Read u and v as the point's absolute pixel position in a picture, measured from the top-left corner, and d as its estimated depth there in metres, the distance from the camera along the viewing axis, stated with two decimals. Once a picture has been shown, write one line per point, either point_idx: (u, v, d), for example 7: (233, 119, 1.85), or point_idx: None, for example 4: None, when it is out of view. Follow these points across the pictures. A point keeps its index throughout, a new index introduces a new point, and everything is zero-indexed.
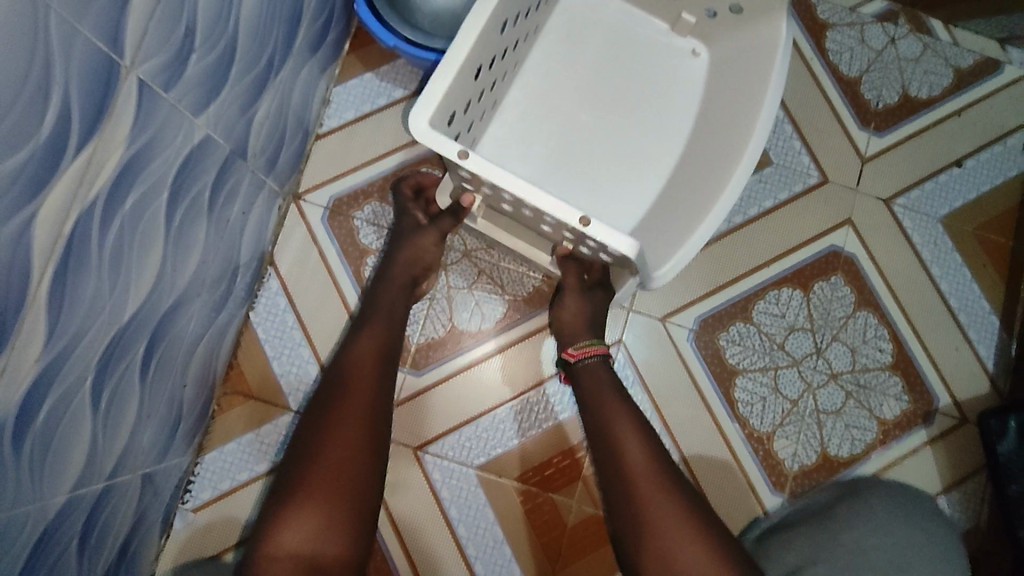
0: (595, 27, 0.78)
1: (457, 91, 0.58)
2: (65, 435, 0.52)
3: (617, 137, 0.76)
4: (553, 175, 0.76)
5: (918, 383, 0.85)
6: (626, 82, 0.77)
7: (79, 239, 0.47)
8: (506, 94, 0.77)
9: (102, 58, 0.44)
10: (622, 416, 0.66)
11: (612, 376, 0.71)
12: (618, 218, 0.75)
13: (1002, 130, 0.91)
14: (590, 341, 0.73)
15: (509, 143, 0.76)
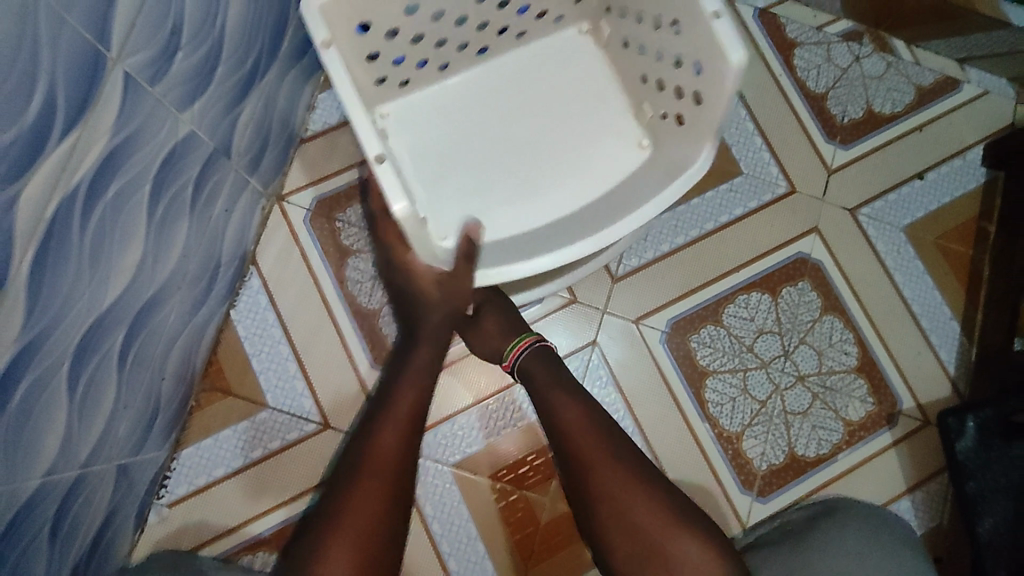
0: (570, 58, 0.79)
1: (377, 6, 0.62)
2: (40, 418, 0.52)
3: (509, 169, 0.77)
4: (427, 174, 0.76)
5: (882, 386, 0.87)
6: (568, 119, 0.78)
7: (62, 223, 0.48)
8: (455, 92, 0.78)
9: (90, 50, 0.46)
10: (583, 414, 0.65)
11: (549, 363, 0.71)
12: (470, 227, 0.75)
13: (962, 145, 0.95)
14: (514, 340, 0.73)
15: (422, 124, 0.78)
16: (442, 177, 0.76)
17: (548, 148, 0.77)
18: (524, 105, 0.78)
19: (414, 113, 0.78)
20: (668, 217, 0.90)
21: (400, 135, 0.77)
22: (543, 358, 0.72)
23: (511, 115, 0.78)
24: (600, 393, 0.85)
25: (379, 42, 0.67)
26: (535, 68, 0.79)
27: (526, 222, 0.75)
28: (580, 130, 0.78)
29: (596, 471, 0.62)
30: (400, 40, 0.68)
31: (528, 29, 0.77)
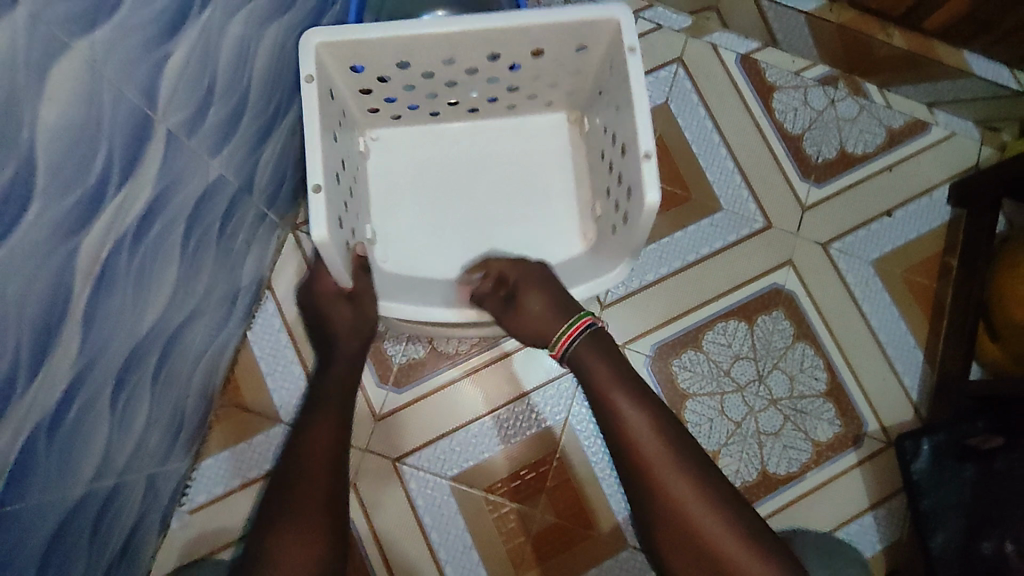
0: (545, 138, 0.86)
1: (371, 54, 0.70)
2: (84, 435, 0.59)
3: (450, 217, 0.84)
4: (381, 196, 0.84)
5: (849, 409, 0.94)
6: (518, 187, 0.85)
7: (111, 266, 0.55)
8: (433, 136, 0.86)
9: (144, 117, 0.53)
10: (632, 414, 0.61)
11: (605, 352, 0.65)
12: (402, 255, 0.83)
13: (928, 184, 1.02)
14: (568, 322, 0.67)
15: (396, 157, 0.85)
16: (396, 207, 0.84)
17: (491, 205, 0.85)
18: (493, 170, 0.85)
19: (393, 148, 0.85)
20: (653, 249, 0.97)
21: (377, 159, 0.85)
22: (597, 347, 0.65)
23: (478, 175, 0.85)
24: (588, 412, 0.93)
25: (371, 82, 0.75)
26: (522, 139, 0.86)
27: (441, 270, 0.83)
28: (523, 211, 0.84)
29: (664, 488, 0.58)
30: (391, 84, 0.76)
31: (518, 103, 0.84)
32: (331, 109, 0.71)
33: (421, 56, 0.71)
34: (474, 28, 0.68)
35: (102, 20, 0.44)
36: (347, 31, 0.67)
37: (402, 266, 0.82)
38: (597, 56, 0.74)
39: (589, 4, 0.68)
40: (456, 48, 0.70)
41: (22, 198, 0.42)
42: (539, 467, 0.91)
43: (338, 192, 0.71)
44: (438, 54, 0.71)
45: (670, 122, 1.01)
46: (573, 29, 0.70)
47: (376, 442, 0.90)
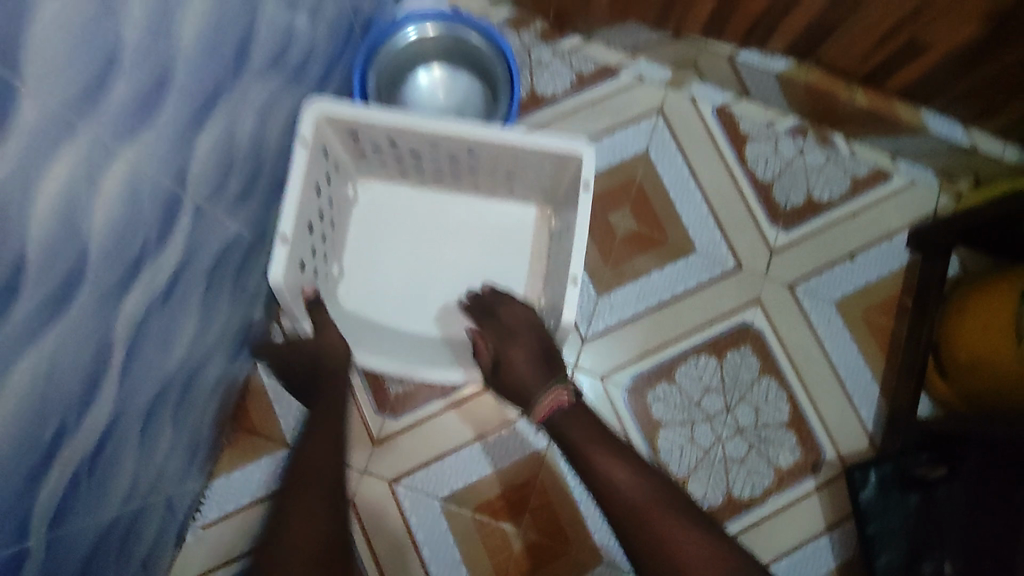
0: (510, 229, 0.95)
1: (365, 127, 0.79)
2: (116, 467, 0.67)
3: (406, 271, 0.93)
4: (358, 241, 0.94)
5: (810, 439, 1.03)
6: (475, 259, 0.94)
7: (143, 323, 0.63)
8: (412, 198, 0.95)
9: (174, 196, 0.61)
10: (605, 456, 0.73)
11: (578, 413, 0.77)
12: (357, 294, 0.92)
13: (888, 230, 1.10)
14: (546, 391, 0.78)
15: (374, 212, 0.95)
16: (363, 254, 0.93)
17: (444, 268, 0.94)
18: (458, 240, 0.94)
19: (374, 205, 0.95)
20: (632, 287, 1.05)
21: (364, 208, 0.95)
22: (574, 413, 0.77)
23: (444, 242, 0.94)
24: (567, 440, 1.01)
25: (364, 143, 0.84)
26: (492, 217, 0.95)
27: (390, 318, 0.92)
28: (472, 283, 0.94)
29: (634, 510, 0.69)
30: (383, 149, 0.85)
31: (492, 187, 0.92)
32: (320, 167, 0.80)
33: (407, 137, 0.80)
34: (451, 131, 0.77)
35: (143, 126, 0.52)
36: (347, 108, 0.77)
37: (356, 305, 0.92)
38: (562, 174, 0.84)
39: (560, 135, 0.78)
40: (436, 139, 0.80)
41: (76, 279, 0.50)
42: (523, 488, 0.99)
43: (308, 240, 0.79)
44: (423, 139, 0.80)
45: (649, 169, 1.08)
46: (542, 152, 0.80)
47: (373, 464, 0.98)
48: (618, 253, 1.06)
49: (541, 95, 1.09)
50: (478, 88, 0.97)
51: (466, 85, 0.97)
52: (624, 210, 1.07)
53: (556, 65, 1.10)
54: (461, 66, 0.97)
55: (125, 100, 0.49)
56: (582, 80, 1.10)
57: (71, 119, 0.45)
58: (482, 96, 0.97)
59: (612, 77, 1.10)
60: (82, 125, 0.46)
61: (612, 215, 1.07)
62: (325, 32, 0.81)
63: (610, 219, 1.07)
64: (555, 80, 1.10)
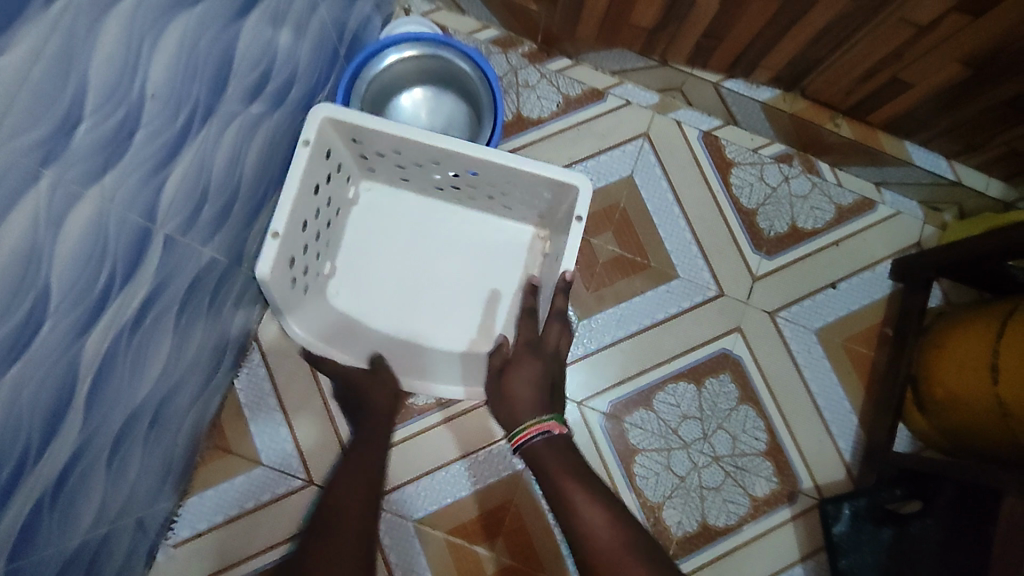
0: (499, 252, 0.94)
1: (373, 138, 0.79)
2: (82, 495, 0.67)
3: (394, 281, 0.93)
4: (351, 244, 0.93)
5: (786, 468, 1.03)
6: (462, 279, 0.94)
7: (111, 356, 0.63)
8: (409, 207, 0.95)
9: (143, 231, 0.61)
10: (583, 498, 0.66)
11: (559, 452, 0.71)
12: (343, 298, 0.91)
13: (873, 259, 1.10)
14: (539, 418, 0.73)
15: (373, 216, 0.94)
16: (356, 259, 0.93)
17: (432, 283, 0.94)
18: (451, 251, 0.94)
19: (370, 209, 0.94)
20: (614, 312, 1.05)
21: (362, 210, 0.94)
22: (554, 448, 0.72)
23: (436, 255, 0.94)
24: None
25: (369, 151, 0.84)
26: (485, 232, 0.95)
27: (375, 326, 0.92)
28: (456, 303, 0.93)
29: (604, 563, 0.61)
30: (387, 159, 0.85)
31: (491, 206, 0.93)
32: (321, 170, 0.79)
33: (412, 150, 0.80)
34: (458, 149, 0.77)
35: (110, 168, 0.53)
36: (354, 116, 0.76)
37: (342, 307, 0.91)
38: (561, 205, 0.84)
39: (562, 167, 0.78)
40: (441, 156, 0.80)
41: (38, 322, 0.50)
42: (498, 512, 0.99)
43: (301, 239, 0.78)
44: (428, 154, 0.81)
45: (634, 193, 1.08)
46: (543, 180, 0.80)
47: None
48: (600, 277, 1.05)
49: (527, 117, 1.09)
50: (462, 110, 0.96)
51: (452, 107, 0.97)
52: (606, 234, 1.07)
53: (543, 86, 1.10)
54: (446, 89, 0.97)
55: (91, 145, 0.50)
56: (569, 102, 1.09)
57: (32, 170, 0.45)
58: (467, 117, 0.96)
59: (599, 99, 1.10)
60: (44, 173, 0.46)
61: (595, 239, 1.06)
62: (308, 56, 0.81)
63: (593, 243, 1.06)
64: (542, 101, 1.09)
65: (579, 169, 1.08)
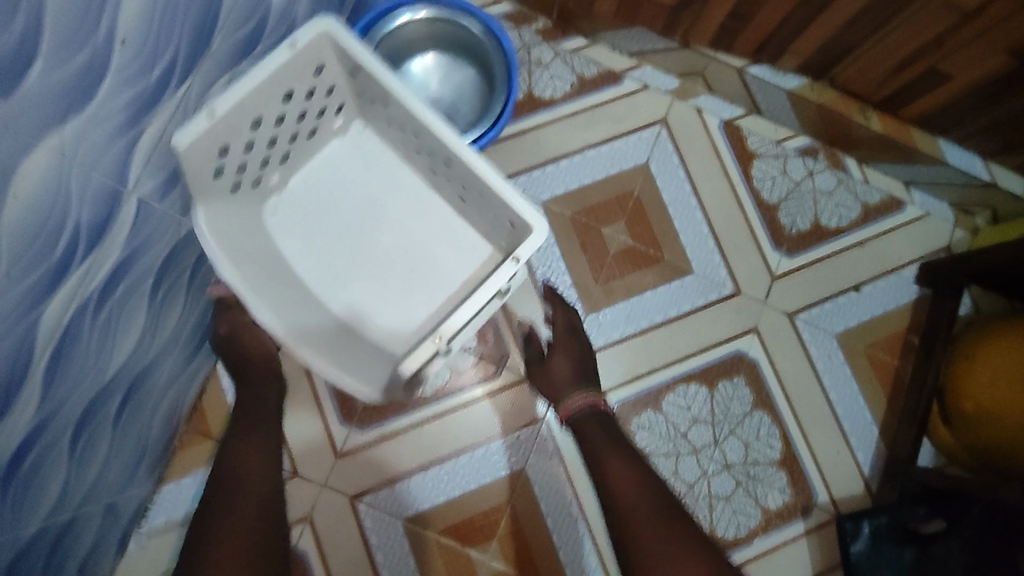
0: (452, 252, 0.83)
1: (369, 79, 0.71)
2: (42, 478, 0.62)
3: (345, 237, 0.82)
4: (315, 173, 0.83)
5: (801, 479, 0.97)
6: (402, 270, 0.82)
7: (75, 326, 0.57)
8: (384, 168, 0.84)
9: (111, 189, 0.55)
10: (618, 460, 0.74)
11: (603, 429, 0.79)
12: (284, 228, 0.81)
13: (898, 262, 1.04)
14: (581, 395, 0.81)
15: (352, 163, 0.84)
16: (321, 200, 0.82)
17: (381, 256, 0.82)
18: (405, 230, 0.83)
19: (351, 151, 0.84)
20: (624, 307, 0.99)
21: (343, 144, 0.84)
22: (602, 425, 0.79)
23: (382, 225, 0.83)
24: (547, 466, 0.94)
25: (362, 88, 0.75)
26: (445, 225, 0.83)
27: (296, 269, 0.80)
28: (394, 289, 0.82)
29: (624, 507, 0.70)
30: (377, 106, 0.76)
31: (461, 206, 0.82)
32: (303, 82, 0.70)
33: (398, 108, 0.71)
34: (434, 126, 0.68)
35: (71, 117, 0.48)
36: (357, 46, 0.68)
37: (279, 237, 0.80)
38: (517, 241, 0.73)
39: (526, 201, 0.68)
40: (418, 124, 0.71)
41: None
42: (493, 514, 0.93)
43: (248, 136, 0.69)
44: (408, 116, 0.71)
45: (649, 182, 1.03)
46: (508, 208, 0.69)
47: (334, 478, 0.92)
48: (610, 269, 1.00)
49: (539, 97, 1.04)
50: (473, 77, 0.92)
51: (463, 77, 0.93)
52: (619, 223, 1.01)
53: (557, 66, 1.04)
54: (461, 56, 0.92)
55: (48, 90, 0.45)
56: (584, 83, 1.04)
57: None
58: (479, 91, 0.92)
59: (617, 82, 1.04)
60: None
61: (606, 228, 1.01)
62: (304, 18, 0.76)
63: (603, 233, 1.01)
64: (555, 81, 1.04)
65: (591, 154, 1.03)
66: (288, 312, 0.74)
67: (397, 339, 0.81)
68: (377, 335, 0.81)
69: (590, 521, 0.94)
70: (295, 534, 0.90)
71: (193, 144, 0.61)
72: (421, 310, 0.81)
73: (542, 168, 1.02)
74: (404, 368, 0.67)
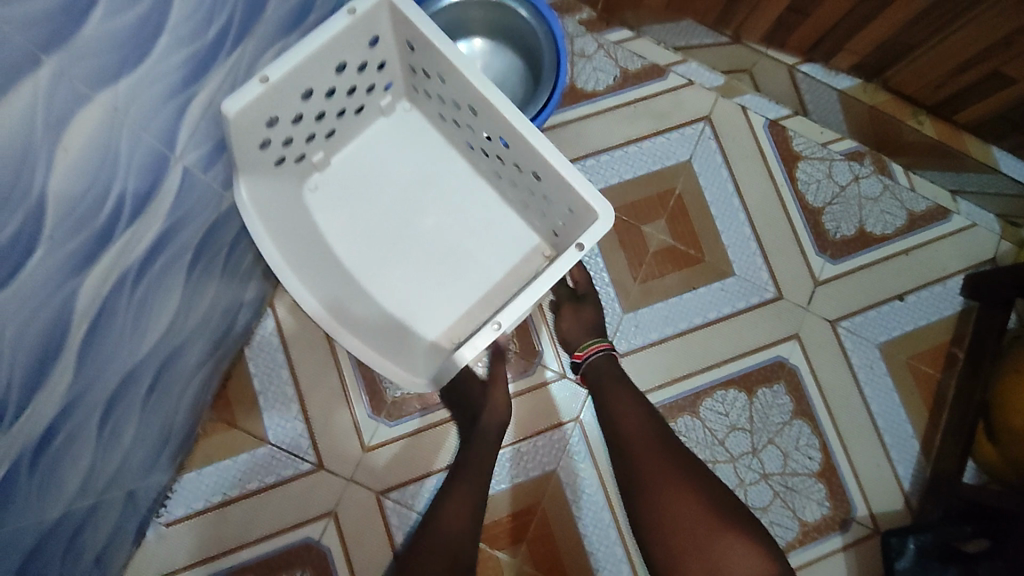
0: (494, 239, 0.80)
1: (425, 53, 0.68)
2: (67, 460, 0.58)
3: (386, 222, 0.79)
4: (358, 153, 0.80)
5: (839, 492, 0.94)
6: (443, 258, 0.79)
7: (113, 300, 0.54)
8: (430, 151, 0.81)
9: (159, 155, 0.53)
10: (624, 395, 0.78)
11: (615, 368, 0.83)
12: (324, 210, 0.78)
13: (944, 272, 1.01)
14: (588, 342, 0.85)
15: (397, 145, 0.81)
16: (364, 182, 0.80)
17: (422, 242, 0.79)
18: (449, 216, 0.80)
19: (396, 132, 0.81)
20: (661, 307, 0.96)
21: (389, 124, 0.81)
22: (612, 363, 0.83)
23: (424, 210, 0.80)
24: (581, 469, 0.91)
25: (414, 61, 0.72)
26: (490, 211, 0.81)
27: (337, 250, 0.78)
28: (437, 277, 0.79)
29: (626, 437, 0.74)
30: (428, 82, 0.73)
31: (509, 193, 0.79)
32: (356, 53, 0.67)
33: (454, 83, 0.69)
34: (494, 104, 0.65)
35: (126, 72, 0.45)
36: (417, 16, 0.65)
37: (321, 218, 0.78)
38: (573, 229, 0.71)
39: (589, 183, 0.65)
40: (475, 101, 0.68)
41: (30, 244, 0.42)
42: (525, 516, 0.90)
43: (298, 107, 0.67)
44: (464, 92, 0.68)
45: (691, 180, 1.00)
46: (566, 193, 0.67)
47: (360, 473, 0.88)
48: (648, 268, 0.97)
49: (581, 89, 1.01)
50: (515, 65, 0.92)
51: (510, 62, 0.93)
52: (659, 221, 0.98)
53: (600, 58, 1.02)
54: (507, 44, 0.92)
55: (105, 39, 0.42)
56: (627, 77, 1.01)
57: (30, 53, 0.38)
58: (527, 75, 0.91)
59: (661, 77, 1.02)
60: (44, 60, 0.39)
61: (646, 226, 0.98)
62: None
63: (643, 231, 0.98)
64: (598, 74, 1.01)
65: (633, 149, 1.00)
66: (332, 295, 0.73)
67: (438, 325, 0.78)
68: (417, 321, 0.78)
69: (623, 528, 0.90)
70: (318, 529, 0.87)
71: (240, 113, 0.59)
72: (462, 299, 0.79)
73: (582, 161, 0.99)
74: (459, 356, 0.63)
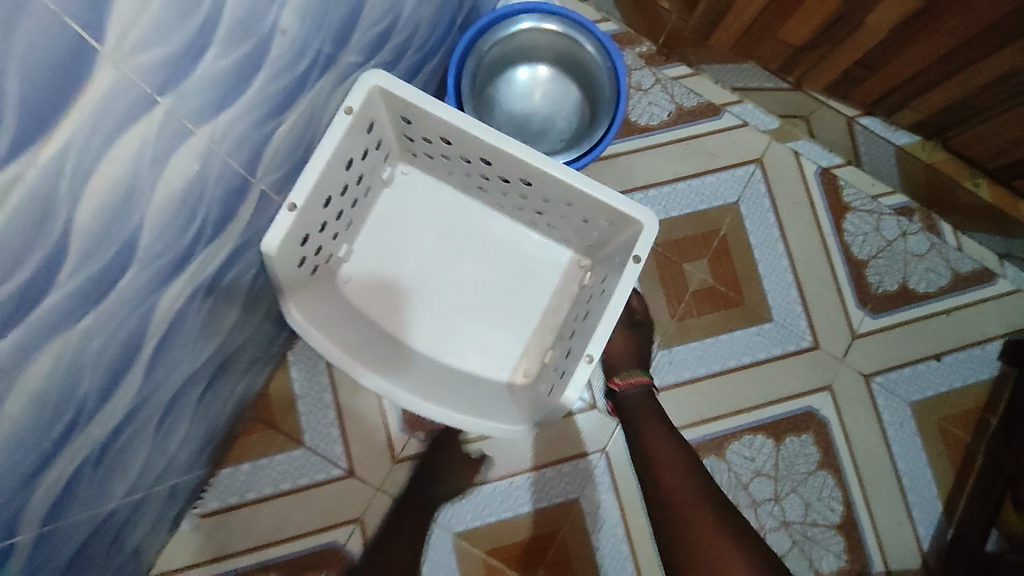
0: (531, 273, 0.82)
1: (426, 121, 0.69)
2: (126, 459, 0.61)
3: (417, 289, 0.81)
4: (384, 213, 0.82)
5: (859, 546, 0.94)
6: (481, 299, 0.81)
7: (183, 313, 0.57)
8: (448, 208, 0.83)
9: (242, 180, 0.55)
10: (658, 428, 0.78)
11: (654, 403, 0.83)
12: (361, 289, 0.80)
13: (983, 336, 1.00)
14: (628, 374, 0.85)
15: (407, 213, 0.82)
16: (387, 254, 0.81)
17: (459, 296, 0.81)
18: (478, 260, 0.82)
19: (405, 198, 0.82)
20: (697, 347, 0.97)
21: (393, 193, 0.82)
22: (650, 397, 0.83)
23: (455, 261, 0.82)
24: (604, 498, 0.93)
25: (412, 130, 0.73)
26: (523, 246, 0.82)
27: (372, 316, 0.79)
28: (483, 318, 0.81)
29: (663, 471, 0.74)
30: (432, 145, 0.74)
31: (536, 223, 0.81)
32: (360, 144, 0.68)
33: (465, 143, 0.69)
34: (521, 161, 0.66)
35: (226, 107, 0.47)
36: (408, 91, 0.65)
37: (359, 291, 0.80)
38: (612, 238, 0.72)
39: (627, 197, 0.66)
40: (498, 157, 0.69)
41: (121, 267, 0.45)
42: (545, 540, 0.91)
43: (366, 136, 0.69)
44: (485, 152, 0.69)
45: (738, 221, 1.00)
46: (606, 213, 0.68)
47: (388, 484, 0.91)
48: (687, 306, 0.98)
49: (635, 123, 1.01)
50: (575, 97, 0.93)
51: (565, 92, 0.94)
52: (702, 261, 0.99)
53: (657, 92, 1.02)
54: (570, 75, 0.93)
55: (213, 78, 0.44)
56: (681, 113, 1.02)
57: (147, 96, 0.40)
58: (585, 104, 0.93)
59: (714, 116, 1.02)
60: (159, 100, 0.41)
61: (687, 264, 0.99)
62: (427, 19, 0.75)
63: (684, 269, 0.99)
64: (653, 107, 1.02)
65: (681, 186, 1.00)
66: (388, 363, 0.75)
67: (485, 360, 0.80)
68: (467, 359, 0.80)
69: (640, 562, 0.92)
70: (345, 534, 0.89)
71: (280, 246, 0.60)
72: (509, 335, 0.80)
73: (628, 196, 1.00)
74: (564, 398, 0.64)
